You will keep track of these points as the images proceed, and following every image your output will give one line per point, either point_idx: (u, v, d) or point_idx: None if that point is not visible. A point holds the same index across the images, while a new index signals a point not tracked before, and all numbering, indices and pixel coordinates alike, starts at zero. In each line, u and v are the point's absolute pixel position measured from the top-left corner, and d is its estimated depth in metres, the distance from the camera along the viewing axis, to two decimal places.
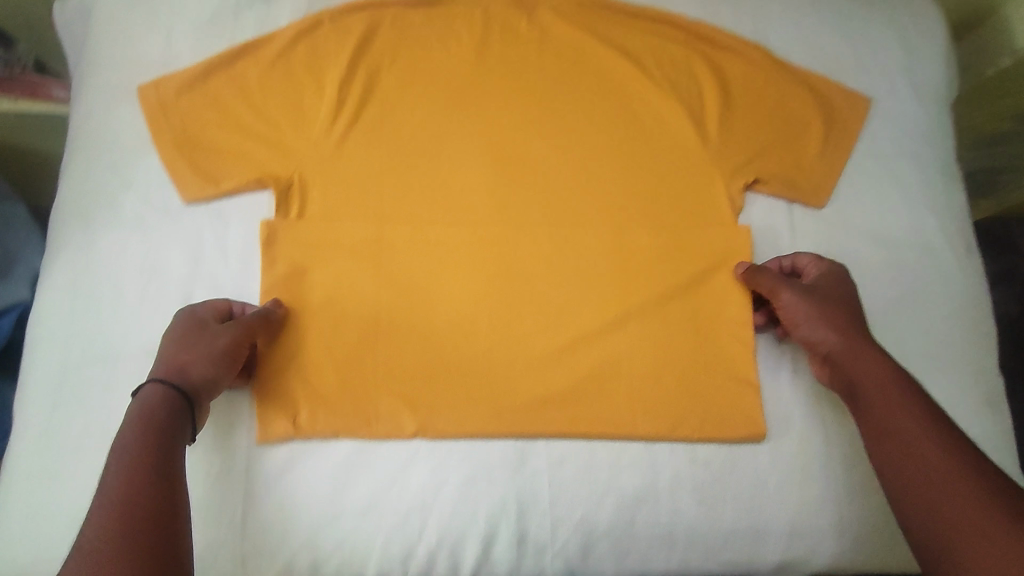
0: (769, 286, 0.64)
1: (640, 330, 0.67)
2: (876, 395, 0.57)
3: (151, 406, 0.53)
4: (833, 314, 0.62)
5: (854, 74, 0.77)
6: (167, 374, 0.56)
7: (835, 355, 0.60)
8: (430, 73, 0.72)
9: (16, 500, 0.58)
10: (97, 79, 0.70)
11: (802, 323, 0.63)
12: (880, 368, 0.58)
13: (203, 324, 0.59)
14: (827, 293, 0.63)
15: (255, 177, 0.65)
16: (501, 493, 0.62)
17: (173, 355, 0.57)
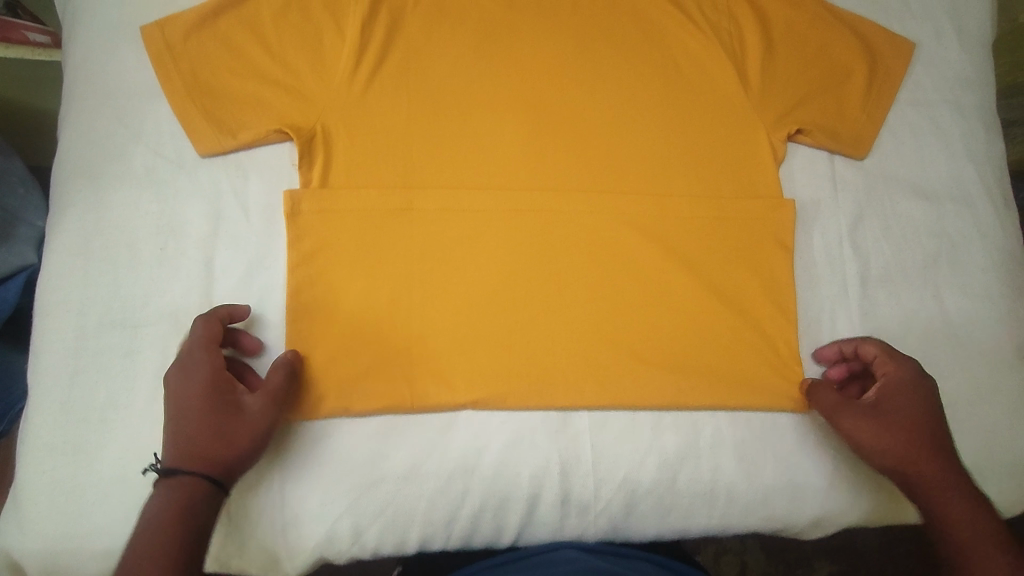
0: (848, 417, 0.59)
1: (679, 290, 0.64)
2: (967, 543, 0.54)
3: (179, 501, 0.49)
4: (915, 437, 0.58)
5: (897, 18, 0.74)
6: (197, 461, 0.50)
7: (918, 488, 0.57)
8: (456, 13, 0.67)
9: (37, 474, 0.54)
10: (93, 19, 0.64)
11: (892, 456, 0.58)
12: (966, 504, 0.56)
13: (220, 391, 0.53)
14: (905, 413, 0.59)
15: (274, 128, 0.60)
16: (545, 455, 0.60)
17: (198, 431, 0.51)
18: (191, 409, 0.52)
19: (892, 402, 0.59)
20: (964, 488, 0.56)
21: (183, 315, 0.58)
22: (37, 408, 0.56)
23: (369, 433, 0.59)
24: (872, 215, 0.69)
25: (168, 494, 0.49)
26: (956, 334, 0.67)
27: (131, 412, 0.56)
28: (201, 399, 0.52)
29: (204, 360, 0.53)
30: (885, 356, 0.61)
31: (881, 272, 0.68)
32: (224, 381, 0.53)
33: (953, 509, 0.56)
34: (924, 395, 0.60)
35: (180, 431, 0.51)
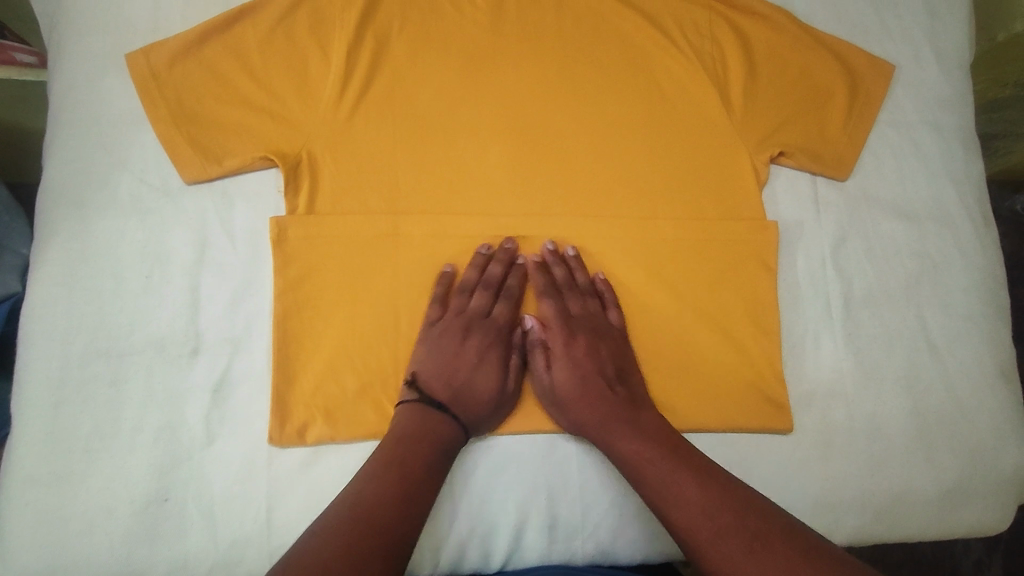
0: (538, 374, 0.62)
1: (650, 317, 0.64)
2: (666, 467, 0.54)
3: (426, 428, 0.56)
4: (596, 386, 0.60)
5: (877, 41, 0.75)
6: (453, 402, 0.58)
7: (597, 439, 0.58)
8: (442, 39, 0.67)
9: (20, 506, 0.54)
10: (78, 47, 0.64)
11: (572, 405, 0.60)
12: (655, 450, 0.55)
13: (472, 347, 0.61)
14: (594, 357, 0.61)
15: (260, 154, 0.61)
16: (533, 479, 0.60)
17: (460, 380, 0.60)
18: (445, 359, 0.60)
19: (606, 345, 0.62)
20: (669, 443, 0.56)
21: (169, 344, 0.58)
22: (21, 438, 0.55)
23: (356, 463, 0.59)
24: (855, 235, 0.70)
25: (413, 419, 0.56)
26: (939, 352, 0.68)
27: (116, 442, 0.56)
28: (466, 352, 0.61)
29: (472, 321, 0.62)
30: (572, 291, 0.64)
31: (864, 292, 0.68)
32: (498, 347, 0.62)
33: (654, 474, 0.54)
34: (605, 343, 0.62)
35: (427, 372, 0.59)
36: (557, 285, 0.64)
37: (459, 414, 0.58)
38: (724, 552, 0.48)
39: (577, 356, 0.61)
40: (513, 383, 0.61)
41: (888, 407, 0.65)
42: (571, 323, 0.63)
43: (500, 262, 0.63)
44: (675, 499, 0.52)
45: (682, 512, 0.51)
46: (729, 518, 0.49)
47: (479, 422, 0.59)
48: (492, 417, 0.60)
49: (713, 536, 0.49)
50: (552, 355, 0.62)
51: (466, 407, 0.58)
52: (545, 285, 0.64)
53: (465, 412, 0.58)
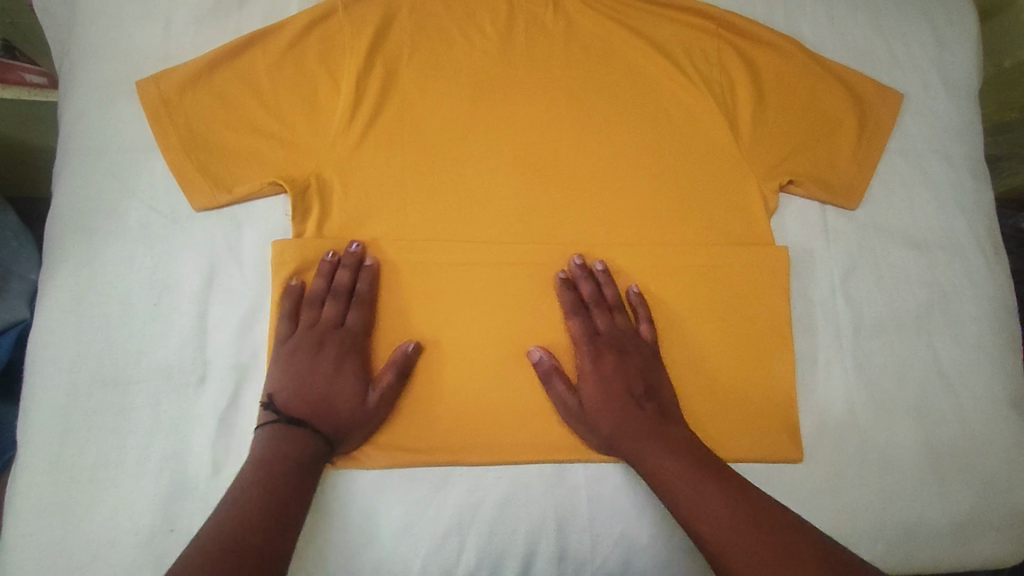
0: (559, 394, 0.59)
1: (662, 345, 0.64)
2: (682, 484, 0.54)
3: (286, 450, 0.54)
4: (620, 403, 0.59)
5: (886, 69, 0.75)
6: (309, 416, 0.56)
7: (626, 454, 0.58)
8: (452, 66, 0.68)
9: (23, 538, 0.53)
10: (89, 75, 0.64)
11: (603, 422, 0.59)
12: (676, 465, 0.55)
13: (327, 358, 0.58)
14: (614, 369, 0.61)
15: (270, 181, 0.61)
16: (541, 510, 0.58)
17: (308, 393, 0.57)
18: (302, 376, 0.58)
19: (628, 364, 0.61)
20: (694, 458, 0.55)
21: (176, 372, 0.58)
22: (26, 468, 0.55)
23: (362, 493, 0.58)
24: (865, 264, 0.69)
25: (276, 440, 0.54)
26: (950, 382, 0.67)
27: (121, 472, 0.55)
28: (320, 366, 0.58)
29: (325, 332, 0.59)
30: (599, 305, 0.63)
31: (873, 321, 0.68)
32: (354, 356, 0.59)
33: (679, 484, 0.54)
34: (632, 362, 0.61)
35: (287, 393, 0.57)
36: (584, 299, 0.63)
37: (316, 427, 0.56)
38: (741, 550, 0.49)
39: (603, 371, 0.61)
40: (377, 396, 0.58)
41: (900, 438, 0.65)
42: (599, 339, 0.62)
43: (348, 267, 0.60)
44: (698, 508, 0.52)
45: (704, 520, 0.51)
46: (756, 530, 0.50)
47: (343, 434, 0.56)
48: (360, 431, 0.57)
49: (740, 548, 0.49)
50: (582, 373, 0.61)
51: (322, 421, 0.56)
52: (559, 314, 0.63)
53: (326, 426, 0.56)
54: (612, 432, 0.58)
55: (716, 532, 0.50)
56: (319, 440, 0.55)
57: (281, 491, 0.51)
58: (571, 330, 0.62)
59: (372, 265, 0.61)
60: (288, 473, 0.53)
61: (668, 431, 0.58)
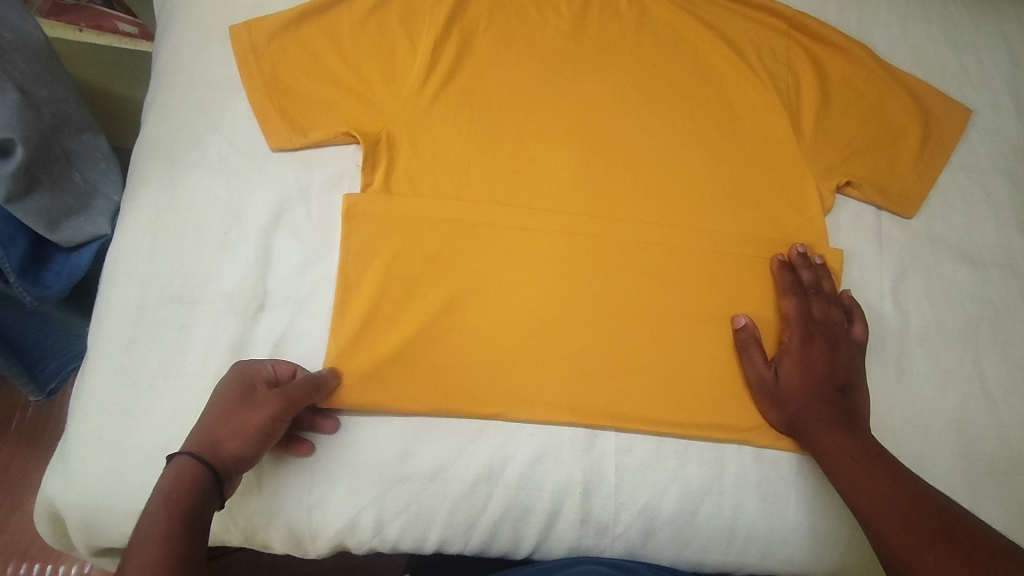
0: (754, 367, 0.62)
1: (784, 335, 0.64)
2: (860, 465, 0.55)
3: (180, 484, 0.48)
4: (823, 387, 0.60)
5: (956, 84, 0.75)
6: (197, 448, 0.51)
7: (805, 432, 0.59)
8: (526, 40, 0.70)
9: (83, 436, 0.56)
10: (188, 17, 0.68)
11: (792, 401, 0.60)
12: (855, 444, 0.56)
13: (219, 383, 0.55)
14: (839, 358, 0.62)
15: (343, 130, 0.63)
16: (569, 472, 0.59)
17: (206, 424, 0.52)
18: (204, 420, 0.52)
19: (841, 353, 0.62)
20: (860, 435, 0.57)
21: (237, 298, 0.61)
22: (91, 369, 0.58)
23: (397, 436, 0.59)
24: (915, 273, 0.69)
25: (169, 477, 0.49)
26: (995, 400, 0.66)
27: (178, 384, 0.58)
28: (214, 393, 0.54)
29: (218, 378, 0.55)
30: (817, 294, 0.64)
31: (920, 330, 0.68)
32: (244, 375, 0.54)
33: (850, 466, 0.55)
34: (842, 353, 0.62)
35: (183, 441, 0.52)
36: (804, 285, 0.65)
37: (204, 458, 0.50)
38: (898, 526, 0.51)
39: (810, 356, 0.61)
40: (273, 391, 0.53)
41: (937, 449, 0.64)
42: (814, 325, 0.63)
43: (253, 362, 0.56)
44: (863, 487, 0.54)
45: (863, 495, 0.54)
46: (918, 512, 0.51)
47: (233, 458, 0.51)
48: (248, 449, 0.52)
49: (900, 521, 0.51)
50: (786, 351, 0.62)
51: (201, 450, 0.51)
52: (606, 288, 0.64)
53: (204, 450, 0.51)
54: (797, 410, 0.60)
55: (876, 505, 0.52)
56: (197, 466, 0.50)
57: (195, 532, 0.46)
58: (785, 310, 0.64)
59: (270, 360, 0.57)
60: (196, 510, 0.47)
61: (853, 418, 0.59)
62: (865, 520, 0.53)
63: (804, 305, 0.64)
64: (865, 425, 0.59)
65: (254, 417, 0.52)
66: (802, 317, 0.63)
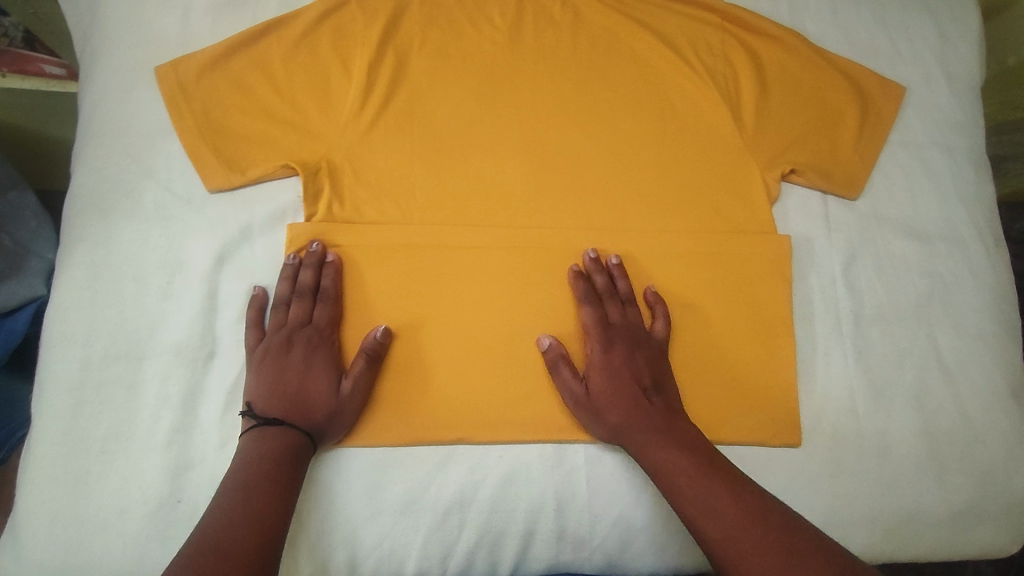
0: (565, 383, 0.59)
1: (586, 346, 0.62)
2: (684, 479, 0.53)
3: (284, 443, 0.55)
4: (622, 399, 0.59)
5: (889, 64, 0.76)
6: (290, 416, 0.56)
7: (633, 449, 0.57)
8: (462, 54, 0.69)
9: (37, 508, 0.54)
10: (109, 61, 0.66)
11: (608, 413, 0.58)
12: (676, 455, 0.54)
13: (297, 358, 0.59)
14: (608, 363, 0.61)
15: (281, 164, 0.62)
16: (541, 490, 0.59)
17: (296, 395, 0.57)
18: (274, 378, 0.58)
19: (619, 358, 0.61)
20: (673, 444, 0.55)
21: (186, 349, 0.59)
22: (38, 438, 0.56)
23: (344, 461, 0.58)
24: (865, 254, 0.70)
25: (260, 439, 0.55)
26: (950, 373, 0.67)
27: (132, 444, 0.56)
28: (291, 366, 0.58)
29: (292, 331, 0.59)
30: (611, 298, 0.63)
31: (874, 310, 0.69)
32: (324, 350, 0.60)
33: (684, 482, 0.53)
34: (619, 358, 0.61)
35: (263, 398, 0.57)
36: (598, 291, 0.63)
37: (299, 425, 0.56)
38: (752, 548, 0.49)
39: (612, 363, 0.61)
40: (351, 384, 0.58)
41: (900, 425, 0.65)
42: (611, 331, 0.62)
43: (310, 266, 0.61)
44: (703, 506, 0.51)
45: (702, 513, 0.51)
46: (761, 534, 0.49)
47: (322, 428, 0.57)
48: (337, 423, 0.57)
49: (753, 544, 0.49)
50: (592, 361, 0.61)
51: (295, 418, 0.56)
52: (562, 299, 0.64)
53: (299, 419, 0.56)
54: (614, 423, 0.58)
55: (720, 525, 0.50)
56: (298, 433, 0.55)
57: (276, 490, 0.52)
58: (583, 320, 0.63)
59: (335, 260, 0.61)
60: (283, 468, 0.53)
61: (655, 429, 0.57)
62: (709, 540, 0.51)
63: (584, 313, 0.62)
64: (689, 434, 0.57)
65: (342, 403, 0.58)
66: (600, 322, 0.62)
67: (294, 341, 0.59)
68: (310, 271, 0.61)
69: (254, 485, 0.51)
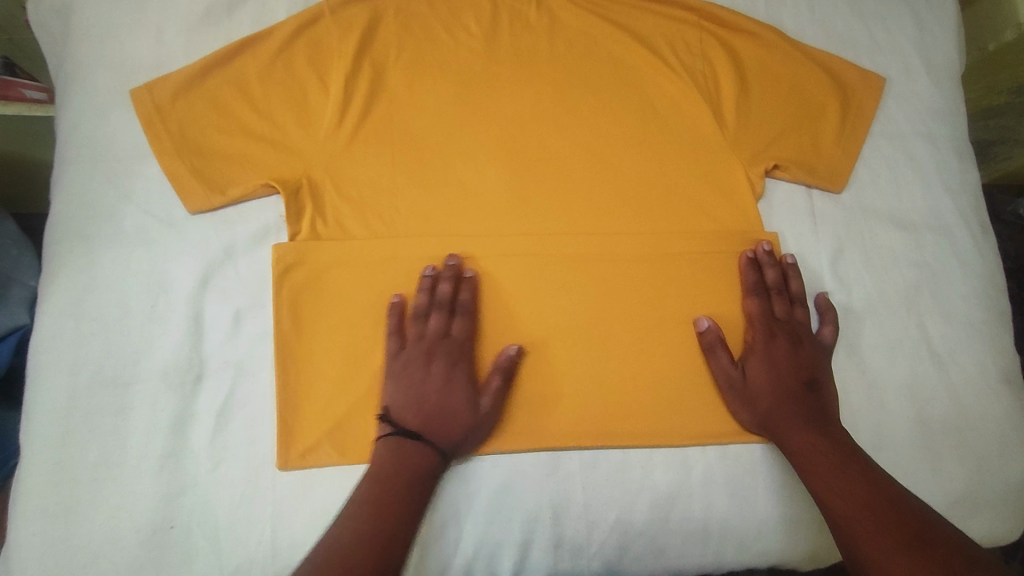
0: (721, 367, 0.62)
1: (747, 333, 0.65)
2: (820, 465, 0.57)
3: (418, 463, 0.55)
4: (793, 389, 0.61)
5: (867, 56, 0.76)
6: (427, 429, 0.57)
7: (777, 432, 0.60)
8: (439, 64, 0.69)
9: (28, 540, 0.53)
10: (84, 86, 0.66)
11: (761, 400, 0.61)
12: (822, 441, 0.58)
13: (437, 372, 0.60)
14: (801, 355, 0.63)
15: (262, 182, 0.62)
16: (536, 498, 0.58)
17: (451, 408, 0.59)
18: (417, 388, 0.59)
19: (804, 352, 0.64)
20: (826, 431, 0.59)
21: (174, 372, 0.58)
22: (27, 469, 0.55)
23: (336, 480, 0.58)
24: (852, 248, 0.70)
25: (423, 455, 0.56)
26: (942, 362, 0.67)
27: (122, 470, 0.56)
28: (431, 380, 0.60)
29: (434, 344, 0.61)
30: (780, 293, 0.65)
31: (863, 302, 0.68)
32: (464, 365, 0.61)
33: (817, 467, 0.57)
34: (805, 351, 0.64)
35: (405, 407, 0.58)
36: (768, 284, 0.65)
37: (433, 442, 0.57)
38: (871, 525, 0.52)
39: (773, 354, 0.63)
40: (490, 400, 0.59)
41: (894, 417, 0.65)
42: (776, 324, 0.64)
43: (447, 280, 0.62)
44: (841, 488, 0.55)
45: (835, 493, 0.55)
46: (889, 514, 0.52)
47: (457, 445, 0.57)
48: (473, 439, 0.58)
49: (875, 525, 0.52)
50: (751, 350, 0.63)
51: (439, 436, 0.57)
52: (551, 306, 0.63)
53: (441, 435, 0.57)
54: (767, 410, 0.61)
55: (851, 507, 0.53)
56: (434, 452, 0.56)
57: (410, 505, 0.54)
58: (749, 310, 0.65)
59: (471, 276, 0.62)
60: (416, 487, 0.54)
61: (820, 416, 0.60)
62: (835, 521, 0.54)
63: (766, 305, 0.65)
64: (834, 420, 0.60)
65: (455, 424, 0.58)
66: (770, 315, 0.65)
67: (445, 357, 0.61)
68: (448, 284, 0.62)
69: (382, 504, 0.53)
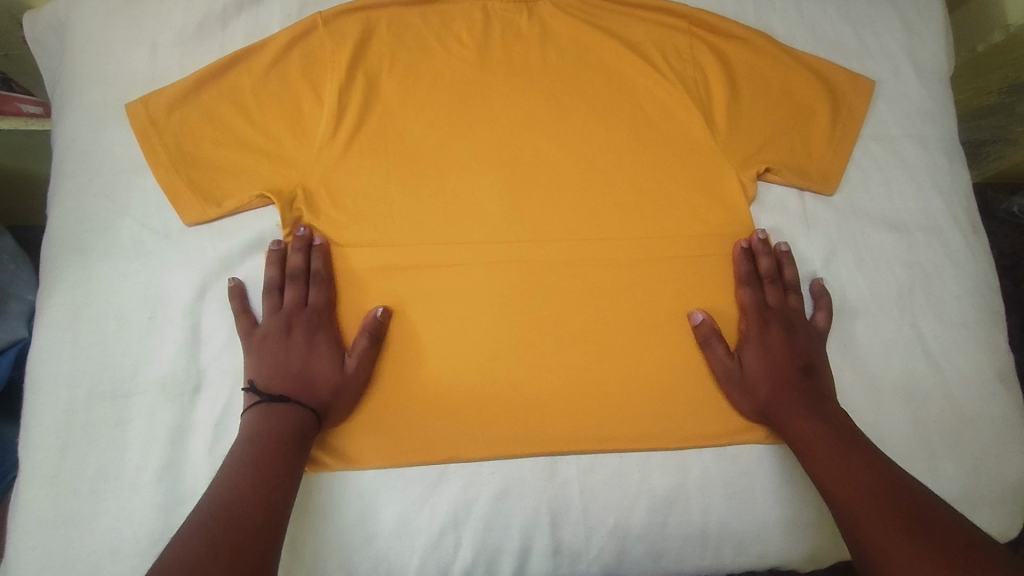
0: (718, 358, 0.62)
1: (741, 324, 0.66)
2: (822, 453, 0.57)
3: (282, 424, 0.55)
4: (789, 375, 0.62)
5: (856, 59, 0.77)
6: (295, 393, 0.58)
7: (778, 420, 0.60)
8: (432, 74, 0.70)
9: (29, 554, 0.54)
10: (80, 101, 0.66)
11: (760, 387, 0.62)
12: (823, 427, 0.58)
13: (298, 339, 0.60)
14: (795, 340, 0.64)
15: (257, 193, 0.62)
16: (534, 504, 0.59)
17: (291, 376, 0.58)
18: (277, 360, 0.59)
19: (799, 337, 0.64)
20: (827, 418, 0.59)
21: (171, 383, 0.59)
22: (26, 483, 0.55)
23: (336, 488, 0.58)
24: (845, 249, 0.70)
25: (262, 419, 0.55)
26: (937, 361, 0.67)
27: (121, 482, 0.56)
28: (293, 348, 0.60)
29: (291, 313, 0.61)
30: (772, 281, 0.66)
31: (857, 303, 0.69)
32: (323, 331, 0.61)
33: (819, 457, 0.56)
34: (800, 338, 0.64)
35: (267, 377, 0.58)
36: (760, 273, 0.66)
37: (304, 401, 0.57)
38: (874, 511, 0.52)
39: (769, 342, 0.64)
40: (355, 362, 0.59)
41: (890, 417, 0.65)
42: (770, 313, 0.65)
43: (298, 250, 0.62)
44: (842, 474, 0.55)
45: (836, 481, 0.55)
46: (890, 500, 0.52)
47: (327, 404, 0.58)
48: (344, 402, 0.59)
49: (877, 511, 0.52)
50: (747, 339, 0.64)
51: (305, 398, 0.57)
52: (546, 311, 0.64)
53: (301, 393, 0.58)
54: (767, 398, 0.61)
55: (852, 494, 0.53)
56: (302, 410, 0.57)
57: (284, 468, 0.53)
58: (742, 301, 0.66)
59: (321, 243, 0.62)
60: (287, 449, 0.54)
61: (819, 402, 0.60)
62: (839, 509, 0.54)
63: (760, 295, 0.65)
64: (832, 403, 0.60)
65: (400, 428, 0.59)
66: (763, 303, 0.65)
67: (296, 322, 0.61)
68: (300, 254, 0.62)
69: (263, 464, 0.52)
